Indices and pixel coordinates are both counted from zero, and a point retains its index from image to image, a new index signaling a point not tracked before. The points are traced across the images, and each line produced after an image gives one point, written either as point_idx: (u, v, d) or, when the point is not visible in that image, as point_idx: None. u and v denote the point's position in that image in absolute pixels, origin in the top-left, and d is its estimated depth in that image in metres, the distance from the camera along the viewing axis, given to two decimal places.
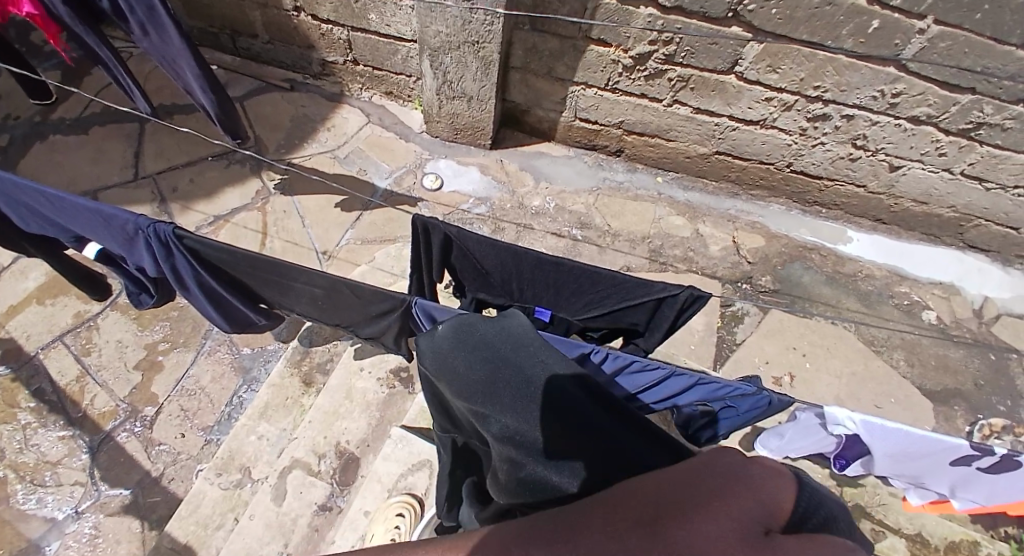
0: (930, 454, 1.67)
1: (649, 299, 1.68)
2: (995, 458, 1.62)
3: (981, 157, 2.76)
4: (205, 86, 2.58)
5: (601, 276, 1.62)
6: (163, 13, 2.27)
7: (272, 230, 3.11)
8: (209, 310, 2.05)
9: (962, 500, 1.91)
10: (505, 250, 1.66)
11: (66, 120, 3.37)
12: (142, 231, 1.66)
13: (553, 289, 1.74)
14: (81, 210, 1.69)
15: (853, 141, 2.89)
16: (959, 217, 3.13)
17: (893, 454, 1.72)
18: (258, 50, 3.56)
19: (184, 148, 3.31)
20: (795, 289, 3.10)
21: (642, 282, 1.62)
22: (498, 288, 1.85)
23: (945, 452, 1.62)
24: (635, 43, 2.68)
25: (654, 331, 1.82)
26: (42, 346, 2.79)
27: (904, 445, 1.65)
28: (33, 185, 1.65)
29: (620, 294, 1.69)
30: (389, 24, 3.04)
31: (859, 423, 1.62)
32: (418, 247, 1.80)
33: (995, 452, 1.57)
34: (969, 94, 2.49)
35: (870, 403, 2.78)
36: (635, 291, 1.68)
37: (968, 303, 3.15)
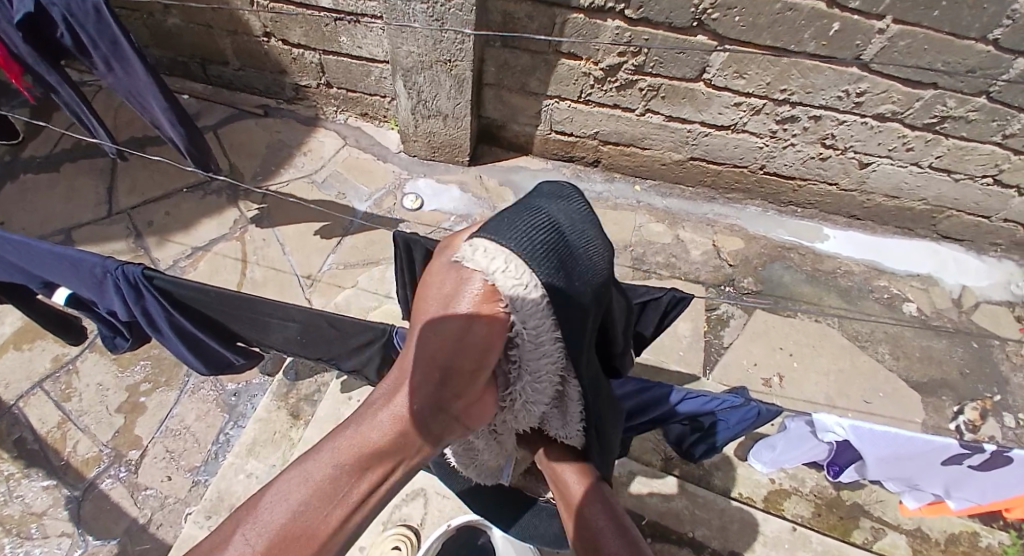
0: (921, 455, 1.69)
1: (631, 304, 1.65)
2: (986, 456, 1.62)
3: (947, 150, 2.84)
4: (173, 119, 2.54)
5: None
6: (128, 47, 2.24)
7: (253, 259, 3.06)
8: (184, 353, 2.00)
9: (957, 499, 1.92)
10: None
11: (36, 159, 3.29)
12: (109, 273, 1.63)
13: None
14: (46, 254, 1.66)
15: (823, 141, 2.95)
16: (931, 210, 3.21)
17: (885, 458, 1.73)
18: (229, 77, 3.52)
19: (158, 181, 3.26)
20: (778, 289, 3.14)
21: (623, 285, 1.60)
22: None
23: (936, 452, 1.64)
24: (604, 55, 2.72)
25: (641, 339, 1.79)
26: (20, 394, 2.70)
27: (894, 448, 1.66)
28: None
29: None
30: (361, 46, 3.04)
31: (848, 428, 1.64)
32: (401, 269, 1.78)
33: (986, 450, 1.59)
34: (931, 90, 2.56)
35: (858, 398, 2.81)
36: None
37: (945, 293, 3.23)
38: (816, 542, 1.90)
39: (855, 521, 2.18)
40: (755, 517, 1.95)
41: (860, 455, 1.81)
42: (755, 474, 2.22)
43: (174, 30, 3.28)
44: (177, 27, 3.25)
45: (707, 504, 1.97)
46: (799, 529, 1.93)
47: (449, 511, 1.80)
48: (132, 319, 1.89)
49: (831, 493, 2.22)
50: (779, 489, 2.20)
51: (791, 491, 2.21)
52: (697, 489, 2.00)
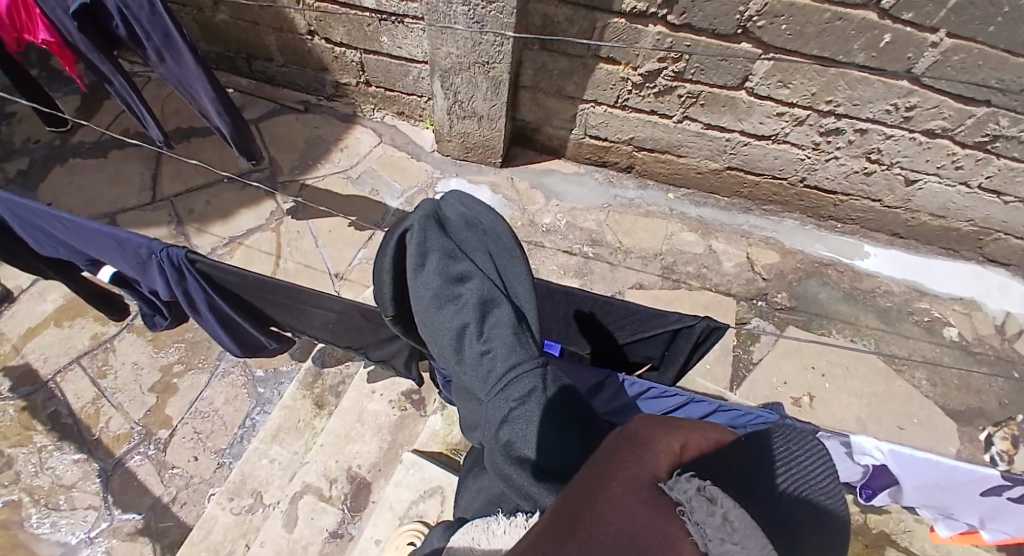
0: (959, 485, 1.62)
1: (664, 330, 1.64)
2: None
3: (998, 171, 2.72)
4: (220, 109, 2.61)
5: (613, 307, 1.60)
6: (179, 38, 2.31)
7: (285, 251, 3.12)
8: (220, 334, 2.05)
9: (991, 531, 1.83)
10: None
11: (86, 144, 3.43)
12: (154, 254, 1.67)
13: (561, 327, 1.72)
14: (96, 234, 1.71)
15: (867, 155, 2.86)
16: (978, 232, 3.08)
17: (923, 485, 1.67)
18: (272, 73, 3.61)
19: (199, 170, 3.36)
20: (812, 306, 3.05)
21: (656, 312, 1.58)
22: None
23: (975, 483, 1.58)
24: (644, 60, 2.69)
25: (668, 364, 1.79)
26: (59, 368, 2.81)
27: (933, 475, 1.61)
28: (48, 209, 1.67)
29: (633, 326, 1.65)
30: (401, 46, 3.08)
31: (887, 452, 1.59)
32: None
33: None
34: (983, 107, 2.47)
35: (892, 424, 2.71)
36: (649, 322, 1.64)
37: (990, 319, 3.09)
38: None
39: (882, 551, 2.10)
40: None
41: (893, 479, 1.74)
42: None
43: (223, 25, 3.38)
44: (225, 23, 3.35)
45: None
46: None
47: None
48: (173, 299, 1.95)
49: (859, 521, 2.14)
50: None
51: None
52: None
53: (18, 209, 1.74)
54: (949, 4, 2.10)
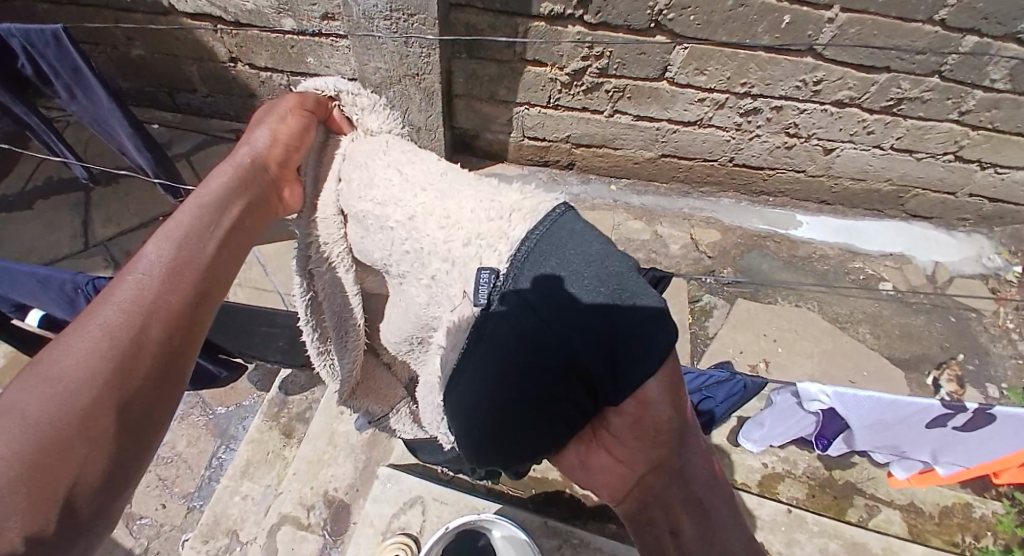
0: (904, 418, 1.76)
1: None
2: (969, 415, 1.69)
3: (907, 131, 2.93)
4: (141, 145, 2.51)
5: None
6: (89, 74, 2.22)
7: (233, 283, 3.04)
8: None
9: (946, 465, 1.98)
10: None
11: (8, 198, 3.26)
12: (81, 289, 1.63)
13: None
14: (18, 275, 1.66)
15: (786, 130, 3.03)
16: (898, 190, 3.30)
17: (870, 424, 1.81)
18: (199, 104, 3.53)
19: (133, 212, 3.23)
20: (758, 277, 3.20)
21: None
22: None
23: (918, 414, 1.70)
24: (569, 60, 2.78)
25: None
26: None
27: (879, 411, 1.73)
28: None
29: None
30: (329, 66, 3.06)
31: (831, 395, 1.71)
32: None
33: (967, 409, 1.65)
34: (885, 74, 2.66)
35: (844, 378, 2.87)
36: None
37: (920, 270, 3.32)
38: (811, 523, 1.92)
39: (849, 499, 2.21)
40: (751, 502, 1.97)
41: (845, 424, 1.90)
42: (748, 458, 2.25)
43: (140, 60, 3.28)
44: (143, 58, 3.26)
45: None
46: (794, 510, 1.95)
47: (449, 515, 1.79)
48: None
49: (823, 473, 2.25)
50: (772, 473, 2.24)
51: (785, 473, 2.24)
52: None
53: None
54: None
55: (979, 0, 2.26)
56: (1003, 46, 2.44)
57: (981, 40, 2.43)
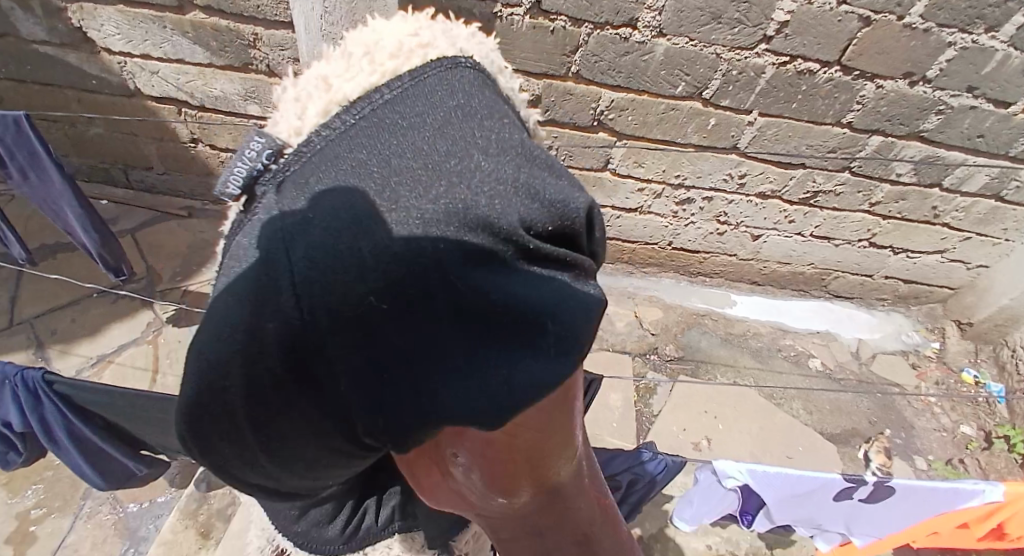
0: (817, 494, 1.89)
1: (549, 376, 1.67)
2: (868, 487, 1.87)
3: (823, 219, 3.25)
4: (90, 226, 2.55)
5: None
6: (46, 157, 2.26)
7: (164, 363, 2.92)
8: (81, 467, 1.89)
9: (861, 535, 2.09)
10: None
11: None
12: (9, 379, 1.64)
13: None
14: None
15: (717, 218, 3.29)
16: (820, 272, 3.58)
17: (786, 499, 1.94)
18: (154, 181, 3.55)
19: (67, 286, 3.13)
20: (698, 354, 3.33)
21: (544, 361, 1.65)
22: None
23: (828, 488, 1.85)
24: None
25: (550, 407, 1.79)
26: None
27: (793, 486, 1.87)
28: None
29: None
30: None
31: (745, 472, 1.85)
32: None
33: (867, 480, 1.84)
34: (801, 169, 2.98)
35: (782, 454, 2.95)
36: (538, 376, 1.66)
37: (845, 346, 3.55)
38: None
39: None
40: None
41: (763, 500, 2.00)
42: (692, 543, 2.25)
43: (98, 138, 3.30)
44: (100, 136, 3.28)
45: None
46: None
47: None
48: (27, 430, 1.83)
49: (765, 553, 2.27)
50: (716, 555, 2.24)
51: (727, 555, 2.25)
52: None
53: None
54: (756, 89, 2.58)
55: (881, 105, 2.62)
56: (908, 143, 2.80)
57: (887, 139, 2.79)
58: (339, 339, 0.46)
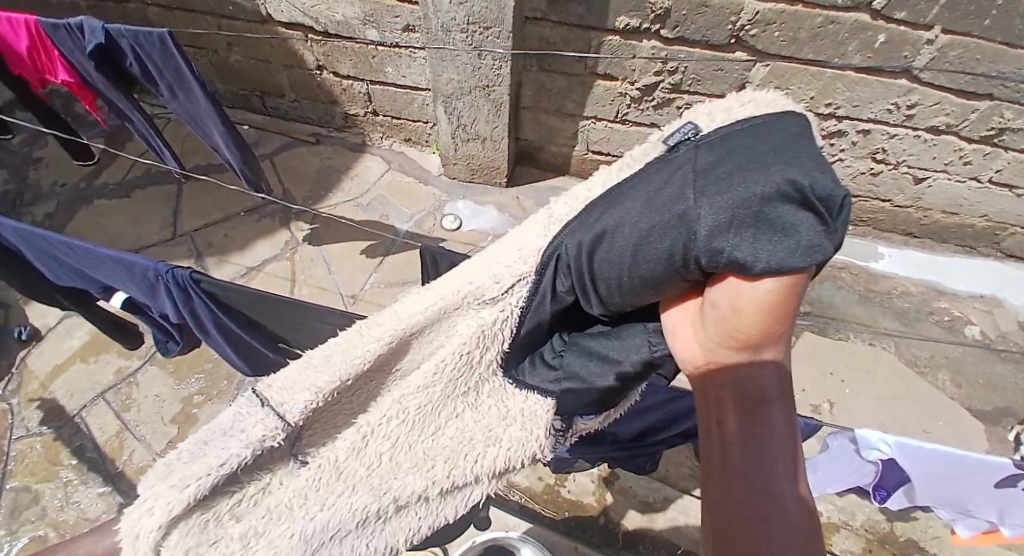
0: (973, 475, 1.68)
1: None
2: None
3: (1008, 164, 2.69)
4: (230, 142, 2.68)
5: None
6: (189, 75, 2.39)
7: (300, 277, 3.20)
8: (230, 355, 2.13)
9: (1014, 526, 1.83)
10: None
11: (109, 185, 3.57)
12: (161, 277, 1.76)
13: None
14: (105, 260, 1.79)
15: (873, 155, 2.85)
16: (993, 226, 3.02)
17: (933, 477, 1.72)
18: (286, 109, 3.75)
19: (218, 204, 3.48)
20: (829, 310, 3.01)
21: None
22: None
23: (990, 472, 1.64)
24: (642, 75, 2.74)
25: None
26: (83, 404, 2.88)
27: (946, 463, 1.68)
28: (62, 238, 1.75)
29: None
30: (405, 76, 3.18)
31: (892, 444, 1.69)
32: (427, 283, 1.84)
33: None
34: (986, 101, 2.46)
35: (915, 427, 2.66)
36: None
37: (1014, 315, 3.03)
38: None
39: None
40: None
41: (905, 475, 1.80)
42: None
43: (237, 66, 3.52)
44: (239, 63, 3.49)
45: None
46: None
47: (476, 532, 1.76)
48: (183, 322, 2.05)
49: (885, 528, 2.09)
50: (827, 522, 2.10)
51: (840, 525, 2.10)
52: None
53: (32, 239, 1.81)
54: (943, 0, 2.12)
55: None
56: None
57: None
58: (650, 217, 0.72)
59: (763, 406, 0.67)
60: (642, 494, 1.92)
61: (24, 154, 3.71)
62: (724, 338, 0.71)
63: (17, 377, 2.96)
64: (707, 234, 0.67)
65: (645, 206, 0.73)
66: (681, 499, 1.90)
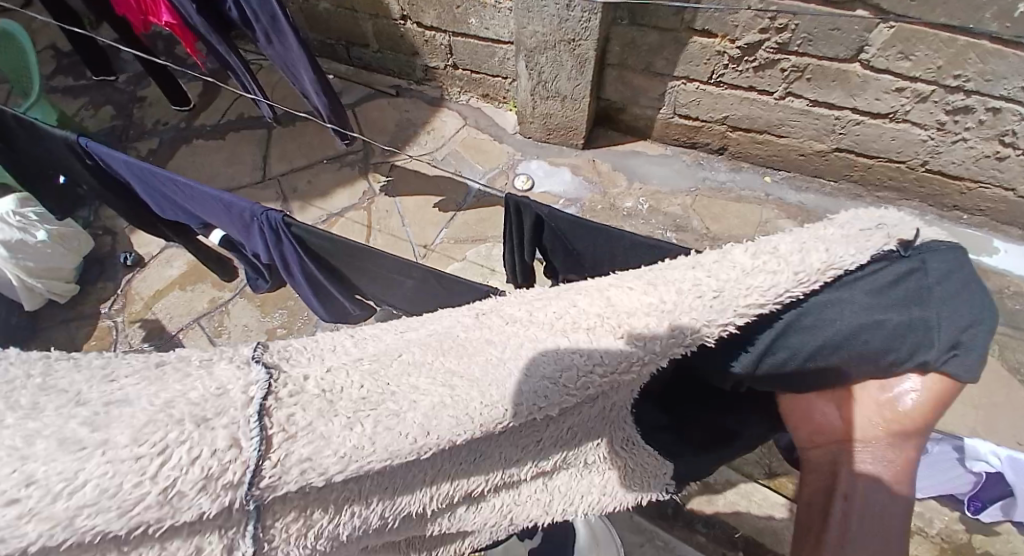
0: None
1: None
2: None
3: None
4: (320, 89, 2.76)
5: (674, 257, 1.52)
6: (283, 21, 2.46)
7: (375, 226, 3.29)
8: (310, 297, 2.25)
9: None
10: (597, 231, 1.61)
11: (206, 126, 3.78)
12: (256, 218, 1.86)
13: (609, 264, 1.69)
14: (206, 198, 1.90)
15: (1000, 138, 2.51)
16: None
17: None
18: (369, 59, 3.78)
19: (304, 150, 3.61)
20: None
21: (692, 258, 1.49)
22: (589, 273, 1.78)
23: None
24: (744, 32, 2.53)
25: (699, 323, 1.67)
26: (181, 326, 3.15)
27: None
28: (169, 175, 1.86)
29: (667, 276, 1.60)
30: (488, 28, 3.10)
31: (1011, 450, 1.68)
32: (511, 222, 1.86)
33: None
34: None
35: (1014, 440, 2.41)
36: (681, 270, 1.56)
37: None
38: None
39: None
40: None
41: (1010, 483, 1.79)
42: None
43: (325, 14, 3.57)
44: (327, 11, 3.54)
45: None
46: None
47: None
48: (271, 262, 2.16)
49: (963, 539, 1.92)
50: None
51: (915, 531, 1.94)
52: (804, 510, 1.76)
53: (142, 174, 1.94)
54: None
55: None
56: None
57: None
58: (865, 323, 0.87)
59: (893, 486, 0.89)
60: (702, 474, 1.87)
61: (132, 93, 3.97)
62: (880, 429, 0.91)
63: (125, 297, 3.27)
64: (898, 333, 0.86)
65: (855, 310, 0.87)
66: (743, 484, 1.84)
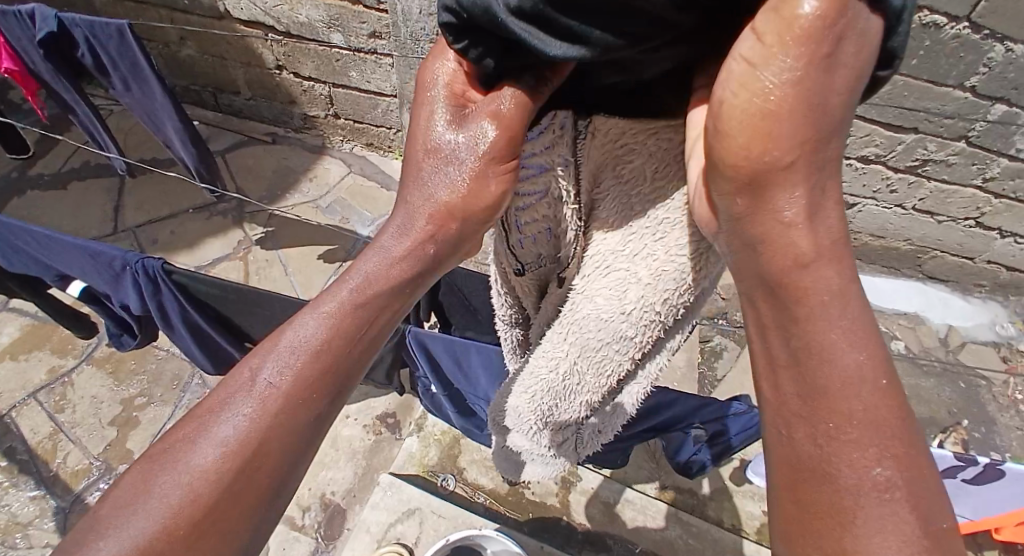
0: None
1: None
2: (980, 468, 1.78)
3: (930, 193, 2.83)
4: (185, 140, 2.58)
5: None
6: (147, 69, 2.30)
7: (253, 279, 3.09)
8: (193, 350, 2.04)
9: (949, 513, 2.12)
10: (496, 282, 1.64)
11: (44, 175, 3.34)
12: (129, 266, 1.68)
13: None
14: (67, 247, 1.69)
15: None
16: (916, 251, 3.18)
17: None
18: (240, 105, 3.63)
19: (167, 201, 3.31)
20: None
21: None
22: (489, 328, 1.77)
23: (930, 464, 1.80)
24: None
25: None
26: (13, 404, 2.66)
27: None
28: (20, 224, 1.65)
29: None
30: (369, 81, 3.15)
31: None
32: None
33: (980, 462, 1.74)
34: (912, 134, 2.57)
35: None
36: None
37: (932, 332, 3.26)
38: None
39: None
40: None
41: None
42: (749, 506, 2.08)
43: (189, 60, 3.40)
44: (192, 58, 3.38)
45: (701, 534, 1.86)
46: None
47: (446, 529, 1.71)
48: (145, 314, 1.94)
49: None
50: None
51: None
52: (692, 518, 1.89)
53: None
54: None
55: (1010, 70, 2.20)
56: None
57: (1011, 110, 2.34)
58: None
59: (803, 284, 0.48)
60: (604, 496, 1.94)
61: None
62: (734, 174, 0.49)
63: None
64: None
65: None
66: (640, 498, 1.93)
